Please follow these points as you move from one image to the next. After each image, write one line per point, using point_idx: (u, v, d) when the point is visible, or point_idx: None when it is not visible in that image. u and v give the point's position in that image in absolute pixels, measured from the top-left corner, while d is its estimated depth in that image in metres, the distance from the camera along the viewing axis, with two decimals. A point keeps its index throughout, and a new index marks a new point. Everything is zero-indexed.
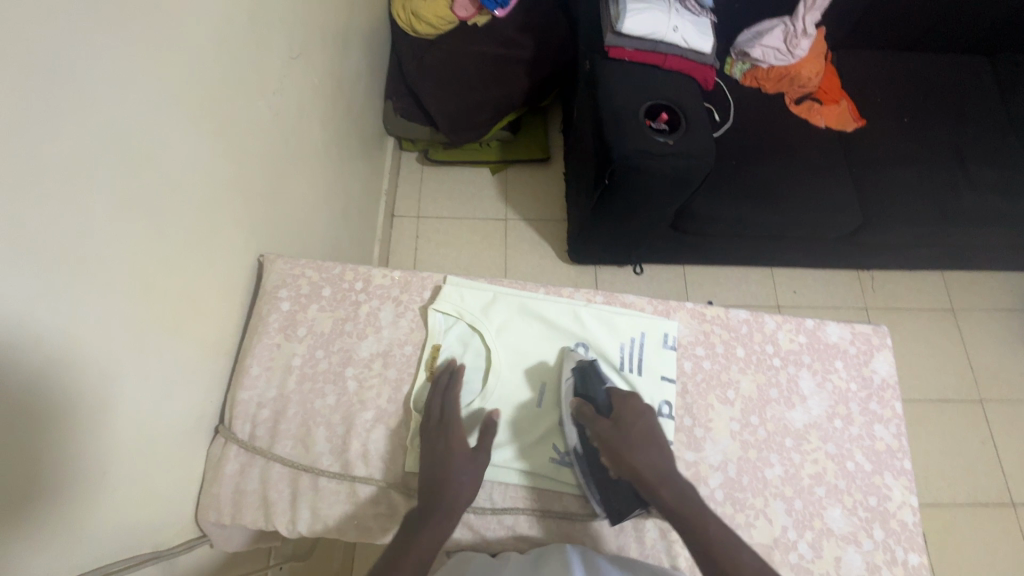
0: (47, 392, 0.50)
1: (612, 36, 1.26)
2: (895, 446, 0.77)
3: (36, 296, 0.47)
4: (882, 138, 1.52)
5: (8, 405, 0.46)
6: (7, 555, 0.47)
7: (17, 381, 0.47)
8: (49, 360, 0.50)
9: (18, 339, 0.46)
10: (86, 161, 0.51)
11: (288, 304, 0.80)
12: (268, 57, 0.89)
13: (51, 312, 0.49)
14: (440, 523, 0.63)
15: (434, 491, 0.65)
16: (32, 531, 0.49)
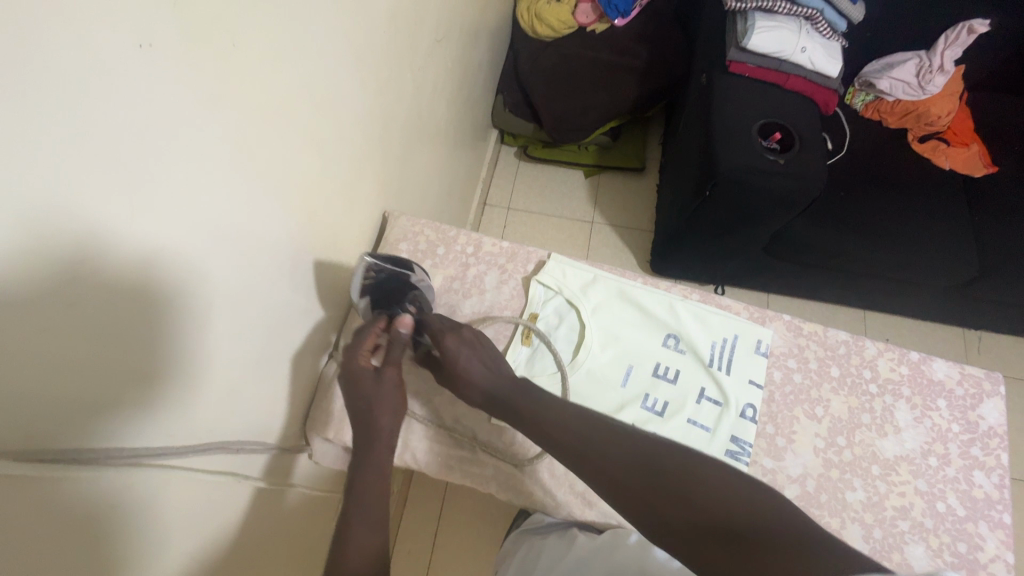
0: (201, 282, 0.57)
1: (736, 50, 1.28)
2: (995, 496, 0.72)
3: (215, 198, 0.56)
4: (1015, 189, 1.41)
5: (169, 284, 0.52)
6: (144, 413, 0.53)
7: (181, 265, 0.53)
8: (207, 254, 0.56)
9: (190, 228, 0.53)
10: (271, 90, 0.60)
11: (406, 256, 0.88)
12: (419, 36, 0.99)
13: (222, 215, 0.57)
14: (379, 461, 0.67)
15: (361, 430, 0.67)
16: (165, 399, 0.56)
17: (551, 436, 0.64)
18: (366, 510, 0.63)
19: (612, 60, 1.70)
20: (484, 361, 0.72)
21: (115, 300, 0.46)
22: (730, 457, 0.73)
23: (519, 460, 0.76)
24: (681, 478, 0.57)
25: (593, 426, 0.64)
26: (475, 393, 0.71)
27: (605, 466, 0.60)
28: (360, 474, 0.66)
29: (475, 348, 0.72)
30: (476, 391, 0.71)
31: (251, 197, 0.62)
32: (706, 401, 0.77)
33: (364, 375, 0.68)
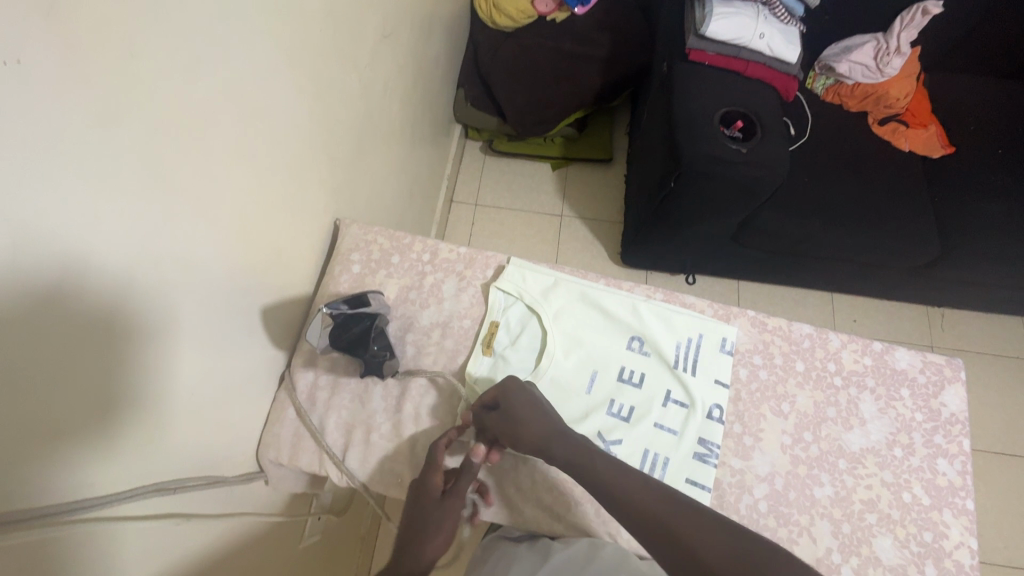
0: (127, 309, 0.52)
1: (695, 38, 1.26)
2: (958, 483, 0.73)
3: (138, 216, 0.50)
4: (972, 169, 1.44)
5: (89, 314, 0.47)
6: (69, 459, 0.48)
7: (101, 292, 0.48)
8: (133, 279, 0.51)
9: (107, 250, 0.48)
10: (194, 98, 0.55)
11: (359, 267, 0.84)
12: (363, 33, 0.94)
13: (148, 237, 0.52)
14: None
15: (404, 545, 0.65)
16: (94, 441, 0.51)
17: (627, 506, 0.57)
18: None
19: (574, 50, 1.67)
20: (546, 409, 0.68)
21: (25, 335, 0.41)
22: (698, 459, 0.72)
23: (484, 475, 0.74)
24: (779, 572, 0.48)
25: (672, 501, 0.56)
26: (530, 436, 0.66)
27: (687, 545, 0.52)
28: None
29: (534, 397, 0.69)
30: (533, 436, 0.66)
31: (185, 216, 0.57)
32: (672, 404, 0.75)
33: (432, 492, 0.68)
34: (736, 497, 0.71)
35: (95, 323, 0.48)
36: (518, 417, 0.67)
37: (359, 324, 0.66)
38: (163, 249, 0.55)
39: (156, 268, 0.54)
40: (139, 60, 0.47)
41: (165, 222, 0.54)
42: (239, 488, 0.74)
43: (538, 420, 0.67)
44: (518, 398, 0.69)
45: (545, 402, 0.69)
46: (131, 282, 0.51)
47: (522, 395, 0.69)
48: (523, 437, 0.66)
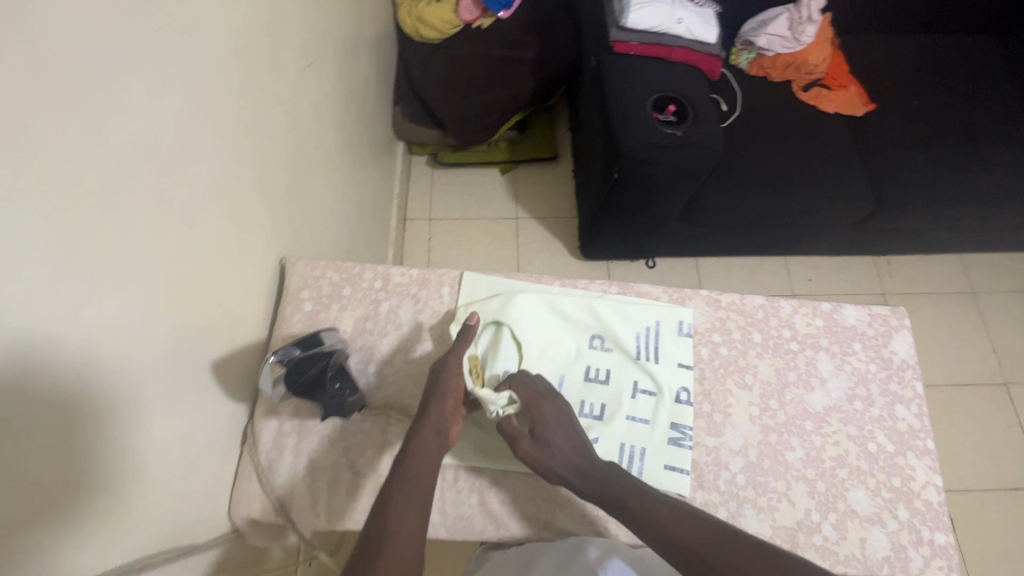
0: (64, 393, 0.49)
1: (618, 30, 1.28)
2: (917, 426, 0.76)
3: (67, 296, 0.48)
4: (893, 122, 1.52)
5: (23, 408, 0.45)
6: (19, 562, 0.45)
7: (34, 382, 0.46)
8: (69, 361, 0.49)
9: (32, 338, 0.45)
10: (109, 164, 0.53)
11: (310, 305, 0.81)
12: (283, 67, 0.91)
13: (79, 314, 0.50)
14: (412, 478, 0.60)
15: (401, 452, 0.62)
16: (47, 538, 0.48)
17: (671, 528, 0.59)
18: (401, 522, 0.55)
19: (504, 54, 1.68)
20: (574, 441, 0.68)
21: None
22: (673, 444, 0.74)
23: (465, 494, 0.73)
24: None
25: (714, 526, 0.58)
26: (562, 466, 0.67)
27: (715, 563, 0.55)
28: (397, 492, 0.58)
29: (559, 429, 0.68)
30: (567, 468, 0.67)
31: (112, 285, 0.54)
32: (641, 394, 0.76)
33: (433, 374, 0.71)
34: (715, 475, 0.73)
35: (32, 415, 0.46)
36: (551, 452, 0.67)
37: (314, 364, 0.63)
38: (92, 326, 0.51)
39: (89, 346, 0.51)
40: (40, 134, 0.45)
41: (89, 296, 0.51)
42: (214, 552, 0.71)
43: (568, 449, 0.68)
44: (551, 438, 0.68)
45: (572, 429, 0.69)
46: (61, 366, 0.48)
47: (551, 421, 0.69)
48: (551, 471, 0.67)
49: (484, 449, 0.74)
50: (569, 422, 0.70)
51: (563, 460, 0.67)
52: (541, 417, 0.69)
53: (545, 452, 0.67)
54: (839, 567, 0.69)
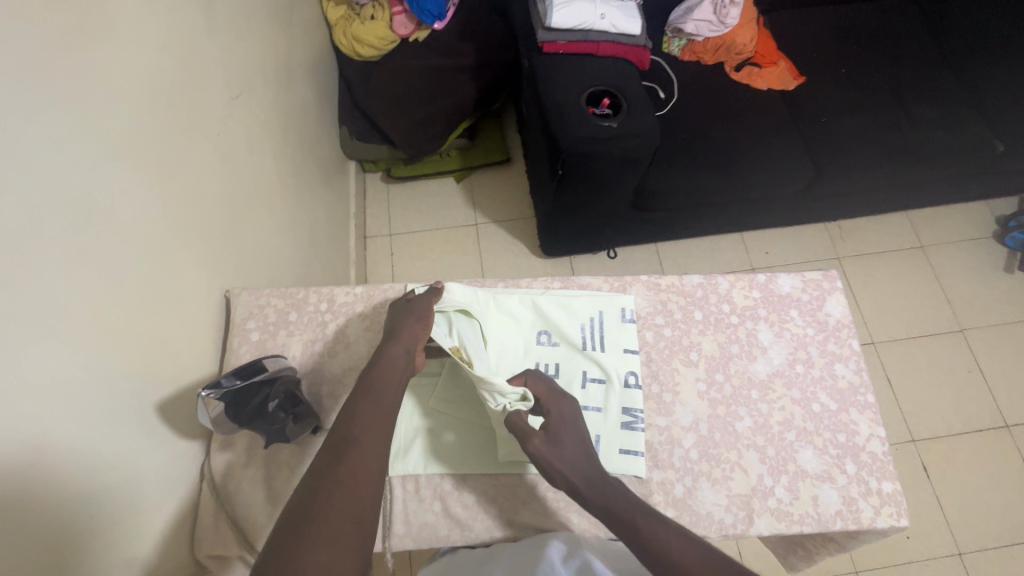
0: None
1: (544, 31, 1.30)
2: (857, 382, 0.79)
3: None
4: (823, 92, 1.57)
5: None
6: None
7: None
8: None
9: None
10: (12, 219, 0.53)
11: (257, 334, 0.81)
12: (207, 101, 0.91)
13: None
14: (342, 482, 0.55)
15: (333, 450, 0.58)
16: None
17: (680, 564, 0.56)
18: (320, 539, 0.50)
19: (443, 65, 1.69)
20: (584, 448, 0.68)
21: None
22: (626, 428, 0.75)
23: (428, 502, 0.74)
24: None
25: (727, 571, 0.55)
26: (572, 470, 0.66)
27: None
28: (322, 498, 0.53)
29: (571, 431, 0.69)
30: (575, 473, 0.65)
31: (28, 340, 0.53)
32: (591, 383, 0.78)
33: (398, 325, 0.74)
34: (669, 453, 0.75)
35: None
36: (563, 452, 0.67)
37: (256, 394, 0.64)
38: (10, 382, 0.51)
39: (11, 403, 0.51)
40: None
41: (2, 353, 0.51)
42: None
43: (578, 453, 0.67)
44: (565, 440, 0.68)
45: (582, 437, 0.70)
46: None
47: (565, 422, 0.70)
48: (558, 475, 0.66)
49: (453, 455, 0.75)
50: (581, 429, 0.70)
51: (575, 464, 0.66)
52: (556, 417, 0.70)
53: (557, 453, 0.66)
54: (794, 527, 0.72)
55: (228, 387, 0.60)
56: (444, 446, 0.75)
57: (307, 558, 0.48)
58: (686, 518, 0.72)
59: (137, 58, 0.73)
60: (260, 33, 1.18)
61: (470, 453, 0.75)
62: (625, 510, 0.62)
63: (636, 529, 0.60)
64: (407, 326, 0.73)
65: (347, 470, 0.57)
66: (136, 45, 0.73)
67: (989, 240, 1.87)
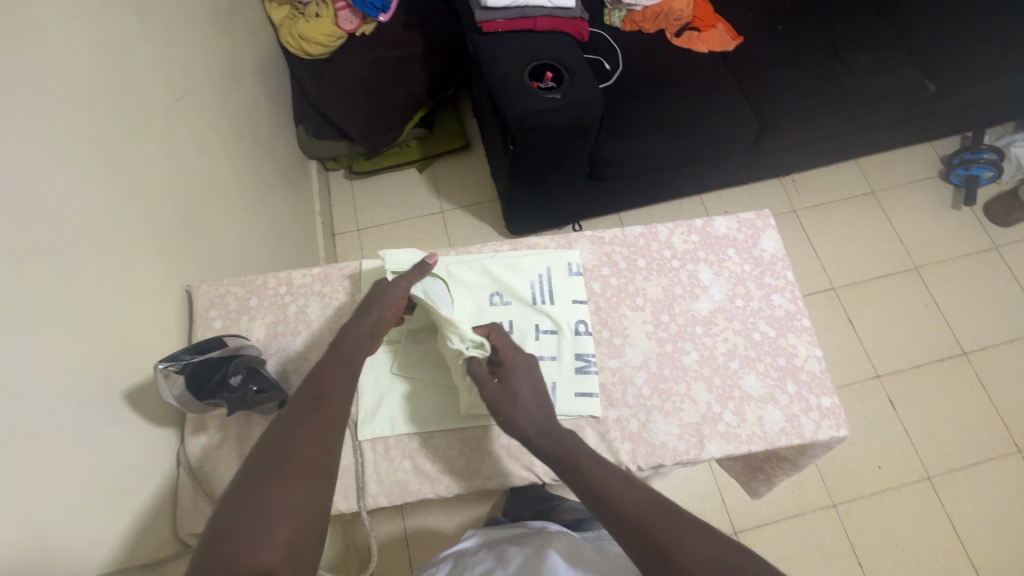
0: None
1: (482, 11, 1.33)
2: (793, 309, 0.84)
3: None
4: (762, 49, 1.62)
5: None
6: None
7: None
8: None
9: None
10: None
11: (220, 321, 0.84)
12: (149, 103, 0.93)
13: None
14: (312, 430, 0.62)
15: (305, 403, 0.65)
16: None
17: (619, 504, 0.60)
18: (292, 481, 0.57)
19: (392, 56, 1.72)
20: (538, 399, 0.70)
21: None
22: (580, 372, 0.80)
23: (398, 461, 0.77)
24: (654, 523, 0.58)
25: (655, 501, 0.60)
26: (524, 418, 0.68)
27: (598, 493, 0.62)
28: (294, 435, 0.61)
29: (527, 382, 0.71)
30: (529, 423, 0.68)
31: None
32: (544, 334, 0.82)
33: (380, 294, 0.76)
34: (622, 391, 0.79)
35: None
36: (515, 400, 0.69)
37: (215, 366, 0.66)
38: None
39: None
40: None
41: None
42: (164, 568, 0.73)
43: (532, 402, 0.70)
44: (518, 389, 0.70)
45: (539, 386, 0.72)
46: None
47: (521, 374, 0.72)
48: (511, 420, 0.69)
49: (421, 415, 0.78)
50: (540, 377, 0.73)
51: (532, 409, 0.69)
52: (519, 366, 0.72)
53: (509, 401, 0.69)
54: (743, 447, 0.76)
55: (185, 360, 0.63)
56: (412, 408, 0.79)
57: (282, 495, 0.56)
58: (642, 450, 0.76)
59: (70, 61, 0.75)
60: (199, 35, 1.19)
61: (438, 410, 0.79)
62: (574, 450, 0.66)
63: (579, 470, 0.64)
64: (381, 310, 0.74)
65: (319, 423, 0.63)
66: (68, 48, 0.75)
67: (936, 179, 1.94)
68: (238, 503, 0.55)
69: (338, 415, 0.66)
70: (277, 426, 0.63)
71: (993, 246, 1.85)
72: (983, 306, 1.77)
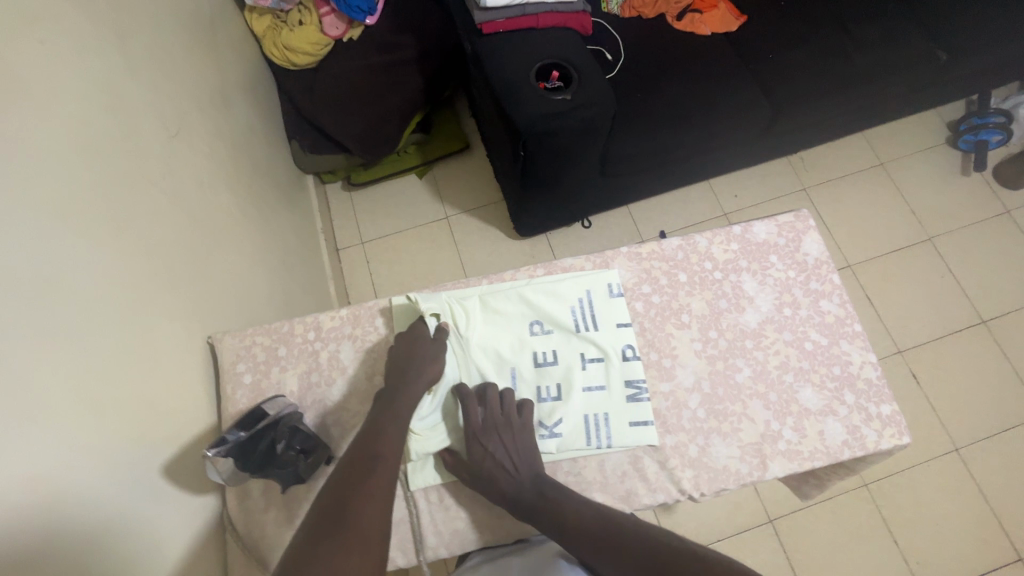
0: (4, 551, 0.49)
1: (481, 12, 1.28)
2: (843, 314, 0.81)
3: None
4: (765, 28, 1.57)
5: None
6: None
7: None
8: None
9: None
10: None
11: (249, 376, 0.80)
12: (148, 147, 0.87)
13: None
14: (371, 496, 0.59)
15: (361, 464, 0.62)
16: None
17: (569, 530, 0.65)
18: (348, 552, 0.53)
19: (383, 61, 1.64)
20: (509, 471, 0.70)
21: None
22: (632, 401, 0.77)
23: (454, 508, 0.75)
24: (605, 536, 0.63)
25: (608, 523, 0.64)
26: (493, 491, 0.70)
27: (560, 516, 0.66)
28: (351, 502, 0.57)
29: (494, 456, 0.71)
30: (497, 492, 0.70)
31: (10, 431, 0.52)
32: (590, 363, 0.79)
33: (419, 346, 0.74)
34: (677, 416, 0.77)
35: None
36: (483, 476, 0.70)
37: (263, 439, 0.63)
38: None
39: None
40: None
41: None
42: None
43: (504, 474, 0.70)
44: (486, 463, 0.70)
45: (514, 455, 0.71)
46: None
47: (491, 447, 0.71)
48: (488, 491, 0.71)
49: None
50: (508, 446, 0.72)
51: (502, 478, 0.70)
52: (489, 437, 0.72)
53: (479, 476, 0.71)
54: (807, 464, 0.74)
55: (233, 440, 0.60)
56: None
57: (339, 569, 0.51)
58: (703, 477, 0.74)
59: (60, 116, 0.69)
60: (186, 62, 1.12)
61: None
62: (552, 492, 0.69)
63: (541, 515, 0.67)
64: (427, 365, 0.72)
65: (375, 487, 0.60)
66: (60, 103, 0.69)
67: (944, 146, 1.91)
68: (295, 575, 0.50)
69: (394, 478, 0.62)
70: (333, 489, 0.59)
71: (1005, 210, 1.83)
72: (998, 272, 1.76)
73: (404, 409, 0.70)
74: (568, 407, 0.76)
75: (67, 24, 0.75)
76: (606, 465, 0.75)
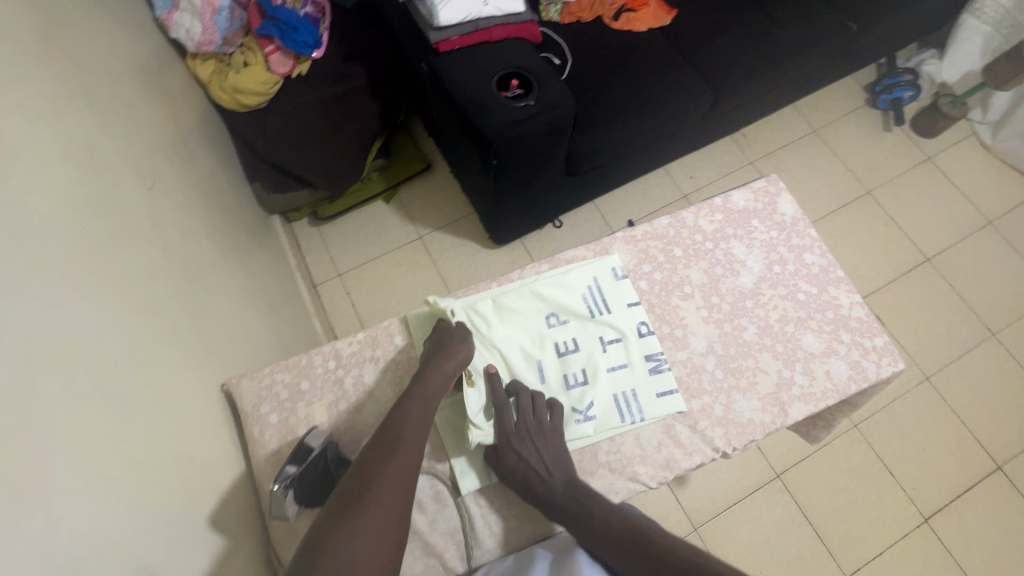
0: None
1: (436, 32, 1.32)
2: (826, 263, 0.89)
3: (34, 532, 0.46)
4: (695, 19, 1.68)
5: None
6: None
7: None
8: None
9: None
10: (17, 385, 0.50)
11: (276, 415, 0.79)
12: (132, 203, 0.85)
13: (52, 542, 0.48)
14: (391, 478, 0.60)
15: (385, 445, 0.63)
16: None
17: (599, 535, 0.67)
18: (366, 530, 0.54)
19: (337, 92, 1.65)
20: (537, 472, 0.72)
21: None
22: (654, 372, 0.80)
23: (506, 506, 0.77)
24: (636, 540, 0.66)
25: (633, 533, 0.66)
26: (516, 480, 0.72)
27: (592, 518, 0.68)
28: (374, 484, 0.59)
29: (528, 451, 0.73)
30: (518, 483, 0.73)
31: (63, 502, 0.50)
32: (610, 344, 0.82)
33: (447, 334, 0.76)
34: (698, 380, 0.81)
35: None
36: (510, 467, 0.72)
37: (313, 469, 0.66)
38: (60, 552, 0.48)
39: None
40: None
41: (37, 528, 0.47)
42: None
43: (534, 468, 0.72)
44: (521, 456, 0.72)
45: (545, 455, 0.73)
46: None
47: (528, 444, 0.73)
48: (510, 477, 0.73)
49: None
50: (539, 446, 0.73)
51: (529, 475, 0.72)
52: (526, 437, 0.73)
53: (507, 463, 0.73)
54: (821, 403, 0.80)
55: (289, 474, 0.63)
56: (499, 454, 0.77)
57: (355, 545, 0.53)
58: (732, 433, 0.79)
59: (50, 179, 0.67)
60: (146, 114, 1.10)
61: None
62: (585, 494, 0.70)
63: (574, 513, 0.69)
64: (455, 349, 0.74)
65: (396, 469, 0.61)
66: (46, 165, 0.67)
67: (865, 107, 2.09)
68: (314, 552, 0.52)
69: (415, 461, 0.63)
70: (357, 469, 0.60)
71: (927, 157, 2.03)
72: (930, 213, 1.94)
73: (438, 391, 0.71)
74: (594, 389, 0.79)
75: (38, 88, 0.73)
76: (642, 439, 0.78)
